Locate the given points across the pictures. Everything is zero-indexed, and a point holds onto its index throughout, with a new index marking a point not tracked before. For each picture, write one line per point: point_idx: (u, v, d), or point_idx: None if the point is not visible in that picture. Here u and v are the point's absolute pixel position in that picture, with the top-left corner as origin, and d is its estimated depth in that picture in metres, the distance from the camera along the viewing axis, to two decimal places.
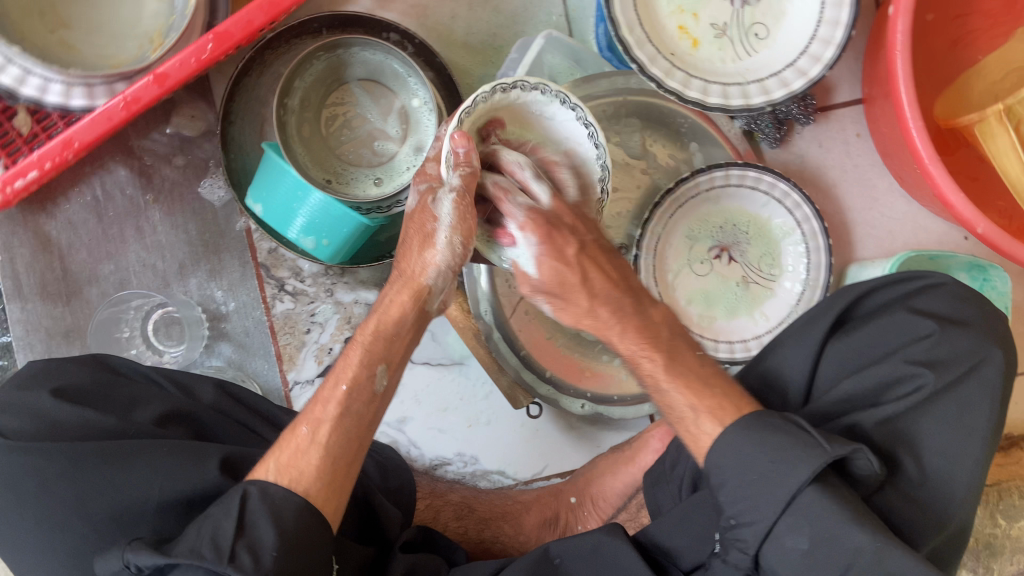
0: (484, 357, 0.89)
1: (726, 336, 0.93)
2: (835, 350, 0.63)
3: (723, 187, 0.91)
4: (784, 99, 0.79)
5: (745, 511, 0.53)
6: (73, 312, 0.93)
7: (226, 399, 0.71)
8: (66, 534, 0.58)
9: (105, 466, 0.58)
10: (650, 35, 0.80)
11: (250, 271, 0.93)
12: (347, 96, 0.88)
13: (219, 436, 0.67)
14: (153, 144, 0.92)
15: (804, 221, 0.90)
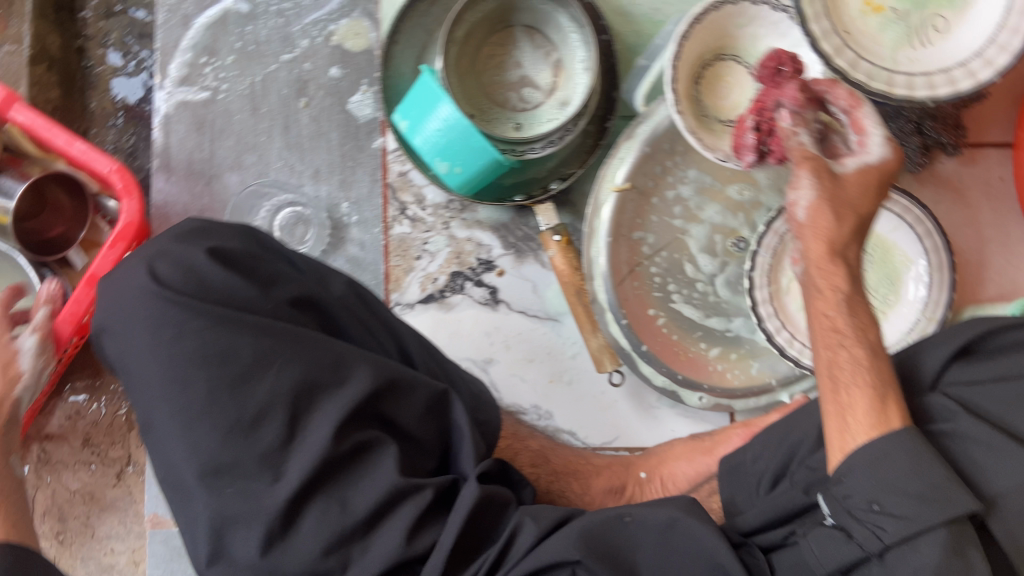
0: (582, 315, 0.89)
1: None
2: (959, 376, 0.66)
3: None
4: (949, 96, 0.81)
5: (893, 507, 0.57)
6: (211, 194, 0.97)
7: (353, 296, 0.73)
8: (186, 391, 0.62)
9: (240, 336, 0.63)
10: (828, 11, 0.82)
11: (378, 189, 0.97)
12: (507, 40, 0.91)
13: (344, 330, 0.71)
14: (317, 52, 0.97)
15: (932, 251, 0.90)
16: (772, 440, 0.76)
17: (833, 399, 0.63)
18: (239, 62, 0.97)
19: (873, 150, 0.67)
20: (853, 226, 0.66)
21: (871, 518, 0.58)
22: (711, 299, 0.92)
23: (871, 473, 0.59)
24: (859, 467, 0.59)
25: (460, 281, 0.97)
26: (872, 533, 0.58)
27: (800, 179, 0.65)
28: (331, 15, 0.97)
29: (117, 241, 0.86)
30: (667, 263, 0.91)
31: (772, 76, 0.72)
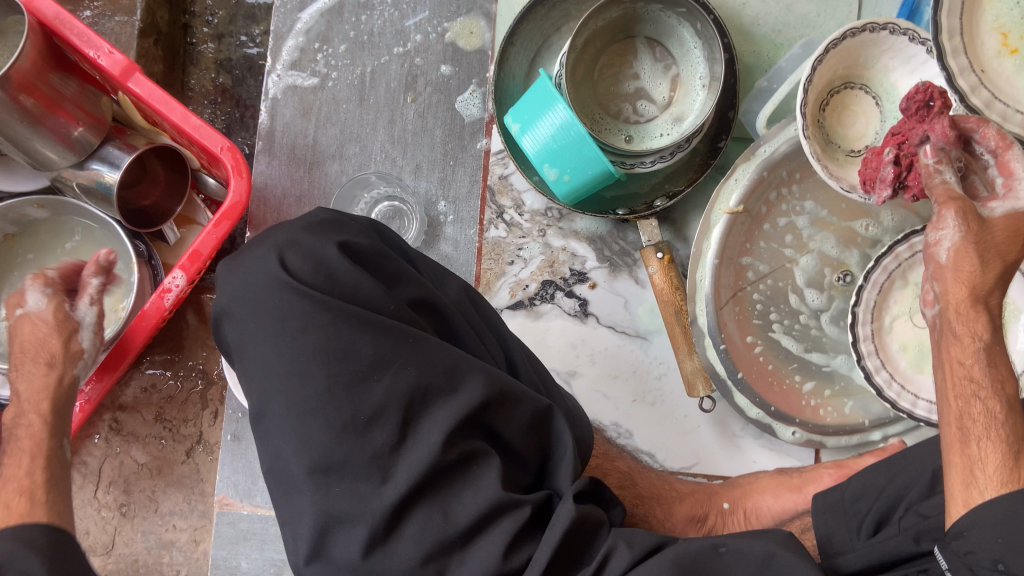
0: (679, 335, 0.86)
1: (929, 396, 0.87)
2: None
3: None
4: None
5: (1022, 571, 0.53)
6: (310, 181, 0.97)
7: (467, 301, 0.73)
8: (303, 384, 0.60)
9: (361, 335, 0.61)
10: (966, 46, 0.79)
11: (477, 190, 0.97)
12: (627, 50, 0.90)
13: (458, 337, 0.69)
14: (429, 48, 0.96)
15: None
16: (876, 482, 0.74)
17: (960, 450, 0.59)
18: (351, 51, 0.96)
19: (1023, 196, 0.63)
20: (998, 272, 0.63)
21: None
22: (811, 331, 0.90)
23: (996, 531, 0.54)
24: (985, 524, 0.55)
25: (550, 290, 0.96)
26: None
27: (944, 219, 0.63)
28: (448, 11, 0.96)
29: (222, 219, 0.86)
30: (770, 291, 0.89)
31: (919, 111, 0.70)
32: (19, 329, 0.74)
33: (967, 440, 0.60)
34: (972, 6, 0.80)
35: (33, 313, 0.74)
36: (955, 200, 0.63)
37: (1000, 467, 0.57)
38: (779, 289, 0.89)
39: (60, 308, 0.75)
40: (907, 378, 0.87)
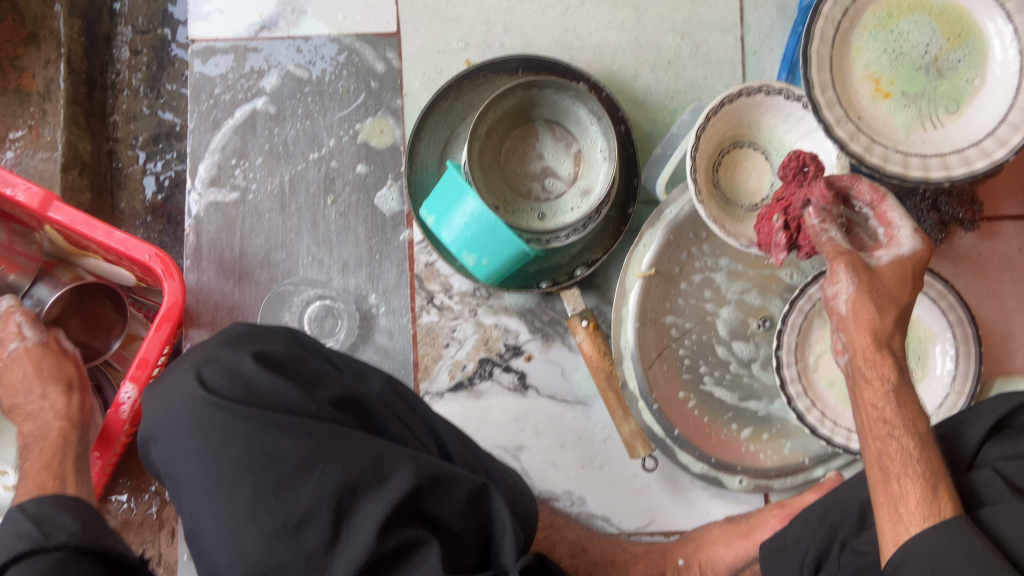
0: (612, 399, 0.88)
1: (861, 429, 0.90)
2: (992, 450, 0.68)
3: None
4: (965, 176, 0.82)
5: None
6: (242, 291, 0.99)
7: (392, 394, 0.75)
8: (231, 496, 0.61)
9: (283, 438, 0.62)
10: (839, 97, 0.84)
11: (405, 280, 0.99)
12: (530, 134, 0.94)
13: (383, 428, 0.70)
14: (343, 151, 1.00)
15: (956, 324, 0.91)
16: (812, 525, 0.76)
17: (883, 489, 0.62)
18: (268, 162, 1.00)
19: (904, 241, 0.67)
20: (894, 316, 0.67)
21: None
22: (741, 380, 0.93)
23: (924, 566, 0.56)
24: (913, 559, 0.56)
25: (488, 367, 0.98)
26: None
27: (836, 275, 0.67)
28: (357, 114, 1.00)
29: (161, 323, 0.88)
30: (695, 343, 0.92)
31: (800, 176, 0.75)
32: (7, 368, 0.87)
33: (888, 468, 0.62)
34: (841, 59, 0.86)
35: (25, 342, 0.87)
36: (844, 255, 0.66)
37: (920, 499, 0.59)
38: (706, 343, 0.92)
39: (52, 346, 0.89)
40: (839, 414, 0.90)
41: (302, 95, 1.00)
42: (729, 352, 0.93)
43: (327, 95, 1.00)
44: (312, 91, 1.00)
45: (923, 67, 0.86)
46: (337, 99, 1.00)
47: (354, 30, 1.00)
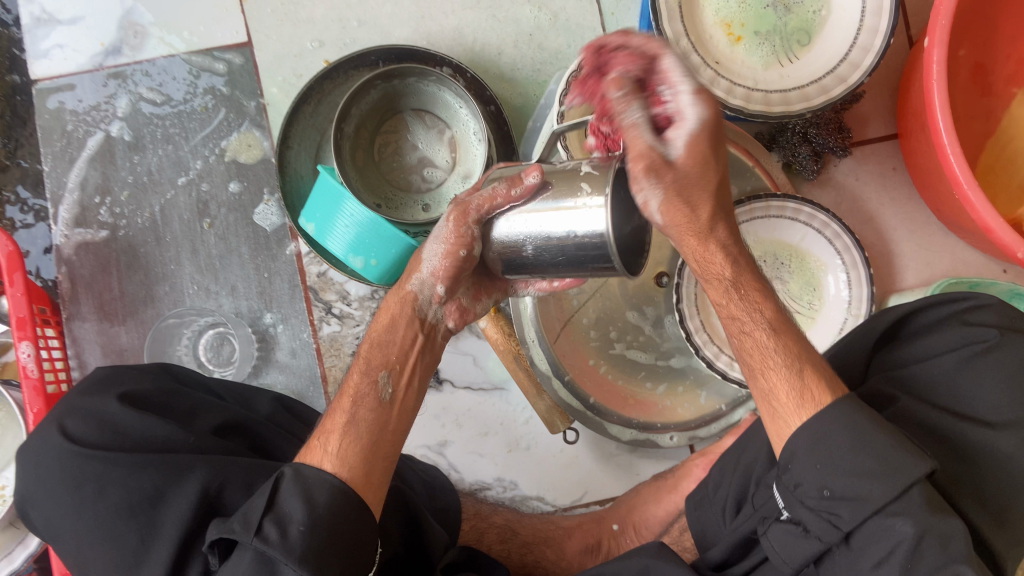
0: (523, 380, 0.85)
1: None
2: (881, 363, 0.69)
3: (760, 218, 0.93)
4: (824, 105, 0.84)
5: (844, 487, 0.52)
6: (128, 332, 0.96)
7: (279, 412, 0.75)
8: (117, 545, 0.58)
9: (160, 474, 0.59)
10: (694, 46, 0.86)
11: (299, 294, 0.96)
12: (399, 126, 0.93)
13: (276, 449, 0.69)
14: (212, 171, 0.96)
15: (845, 251, 0.92)
16: (729, 470, 0.77)
17: (759, 378, 0.59)
18: (135, 195, 0.96)
19: (687, 117, 0.52)
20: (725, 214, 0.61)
21: (824, 506, 0.53)
22: (649, 343, 0.92)
23: (814, 460, 0.54)
24: (804, 452, 0.55)
25: None
26: (827, 524, 0.53)
27: (640, 179, 0.52)
28: (220, 131, 0.96)
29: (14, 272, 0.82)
30: (597, 309, 0.91)
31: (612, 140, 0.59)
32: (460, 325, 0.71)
33: (766, 369, 0.59)
34: (690, 7, 0.86)
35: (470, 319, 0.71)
36: (643, 162, 0.52)
37: (797, 384, 0.57)
38: (609, 308, 0.91)
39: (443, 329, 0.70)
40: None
41: (158, 120, 0.97)
42: (635, 316, 0.91)
43: (185, 115, 0.96)
44: (168, 114, 0.97)
45: (771, 5, 0.87)
46: (196, 118, 0.96)
47: (204, 44, 0.96)
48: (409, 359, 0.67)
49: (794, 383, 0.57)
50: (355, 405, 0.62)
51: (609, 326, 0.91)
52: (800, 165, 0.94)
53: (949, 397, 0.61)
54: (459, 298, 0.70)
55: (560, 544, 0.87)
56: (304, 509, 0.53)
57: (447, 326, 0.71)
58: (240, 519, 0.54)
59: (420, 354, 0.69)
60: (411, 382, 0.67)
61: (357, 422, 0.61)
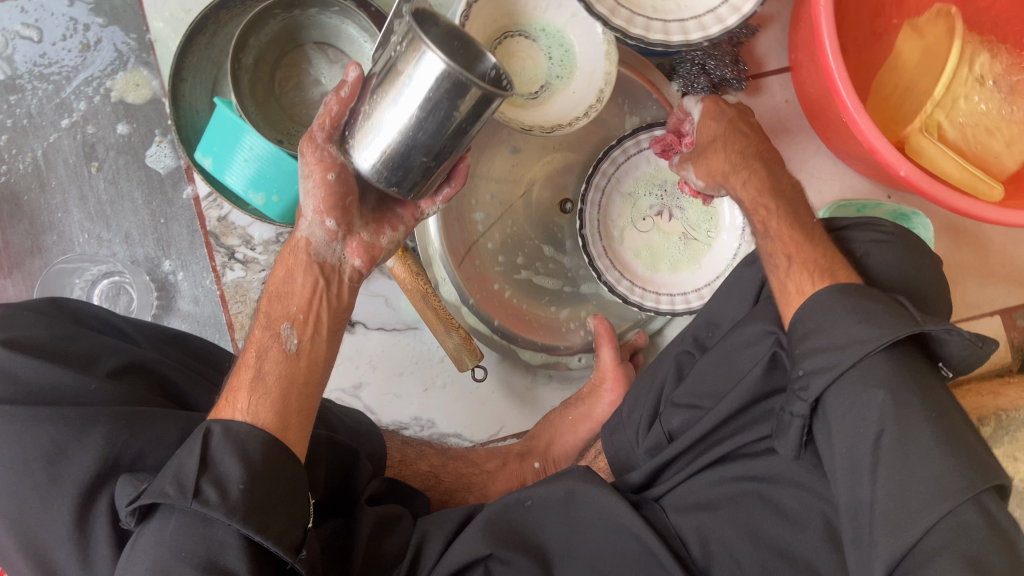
0: (432, 316, 0.83)
1: (667, 290, 0.94)
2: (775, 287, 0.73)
3: (657, 145, 0.92)
4: (721, 34, 0.85)
5: (822, 360, 0.60)
6: (16, 284, 0.91)
7: (178, 354, 0.73)
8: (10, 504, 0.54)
9: (63, 424, 0.55)
10: None
11: (199, 239, 0.92)
12: (303, 60, 0.89)
13: (178, 391, 0.68)
14: (97, 112, 0.91)
15: None
16: (643, 393, 0.79)
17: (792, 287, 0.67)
18: (13, 139, 0.90)
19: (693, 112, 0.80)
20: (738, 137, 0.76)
21: (799, 380, 0.61)
22: (555, 271, 0.95)
23: (820, 336, 0.61)
24: (810, 327, 0.63)
25: None
26: (796, 397, 0.61)
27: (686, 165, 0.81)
28: (103, 69, 0.91)
29: None
30: (506, 236, 0.93)
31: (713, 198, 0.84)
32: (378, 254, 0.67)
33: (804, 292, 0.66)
34: None
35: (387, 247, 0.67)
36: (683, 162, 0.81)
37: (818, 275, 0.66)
38: (515, 235, 0.93)
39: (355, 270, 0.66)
40: (646, 279, 0.93)
41: (33, 58, 0.90)
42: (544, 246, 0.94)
43: (64, 53, 0.90)
44: (45, 51, 0.90)
45: None
46: (76, 55, 0.90)
47: None
48: (313, 310, 0.63)
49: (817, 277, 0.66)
50: (259, 359, 0.60)
51: (518, 252, 0.93)
52: (695, 96, 0.93)
53: None
54: (360, 233, 0.65)
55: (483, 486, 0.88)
56: (241, 466, 0.53)
57: (355, 267, 0.66)
58: (173, 482, 0.51)
59: (323, 300, 0.64)
60: (319, 330, 0.63)
61: (265, 377, 0.59)
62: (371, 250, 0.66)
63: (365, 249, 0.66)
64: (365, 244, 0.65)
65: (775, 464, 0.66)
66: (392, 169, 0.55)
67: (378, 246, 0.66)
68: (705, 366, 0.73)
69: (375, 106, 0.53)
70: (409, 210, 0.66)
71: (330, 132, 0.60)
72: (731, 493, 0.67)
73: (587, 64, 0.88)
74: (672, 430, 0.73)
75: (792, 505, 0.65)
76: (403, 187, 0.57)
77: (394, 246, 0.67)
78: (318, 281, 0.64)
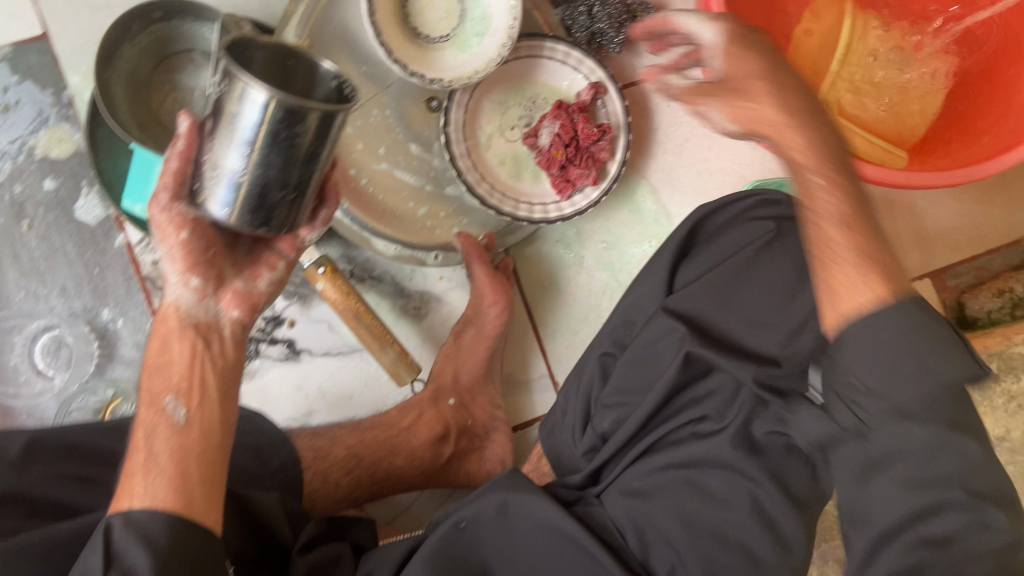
0: (365, 336, 0.86)
1: (529, 197, 0.99)
2: (684, 274, 0.78)
3: (520, 62, 0.98)
4: None
5: (871, 378, 0.56)
6: None
7: (40, 450, 0.69)
8: None
9: None
10: None
11: (136, 286, 0.93)
12: (187, 64, 0.88)
13: (56, 495, 0.68)
14: (22, 171, 0.92)
15: (611, 114, 0.98)
16: (572, 397, 0.82)
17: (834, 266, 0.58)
18: None
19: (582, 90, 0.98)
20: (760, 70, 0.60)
21: (848, 393, 0.57)
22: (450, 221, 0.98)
23: (864, 343, 0.56)
24: (854, 338, 0.56)
25: (251, 347, 0.94)
26: (849, 412, 0.58)
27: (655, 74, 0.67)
28: (24, 128, 0.92)
29: None
30: (394, 192, 0.94)
31: (565, 188, 0.98)
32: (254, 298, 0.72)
33: (837, 258, 0.58)
34: None
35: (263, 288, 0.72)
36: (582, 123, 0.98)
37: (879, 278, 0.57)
38: (379, 125, 0.93)
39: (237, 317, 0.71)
40: (509, 186, 0.98)
41: None
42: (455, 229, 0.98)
43: None
44: None
45: None
46: None
47: None
48: (195, 376, 0.65)
49: (855, 272, 0.57)
50: (148, 440, 0.62)
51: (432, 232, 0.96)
52: (574, 30, 1.00)
53: (744, 298, 0.73)
54: (232, 282, 0.70)
55: (408, 447, 0.91)
56: (147, 557, 0.56)
57: (235, 317, 0.70)
58: None
59: (205, 362, 0.67)
60: (205, 399, 0.65)
61: (156, 456, 0.61)
62: (248, 296, 0.71)
63: (242, 296, 0.71)
64: (240, 292, 0.70)
65: (700, 448, 0.69)
66: (253, 210, 0.62)
67: (255, 291, 0.71)
68: (624, 366, 0.76)
69: (219, 156, 0.60)
70: (285, 243, 0.72)
71: (177, 188, 0.63)
72: (662, 482, 0.70)
73: (494, 24, 0.91)
74: (603, 432, 0.76)
75: (720, 487, 0.68)
76: (270, 225, 0.64)
77: (274, 285, 0.73)
78: (196, 344, 0.67)
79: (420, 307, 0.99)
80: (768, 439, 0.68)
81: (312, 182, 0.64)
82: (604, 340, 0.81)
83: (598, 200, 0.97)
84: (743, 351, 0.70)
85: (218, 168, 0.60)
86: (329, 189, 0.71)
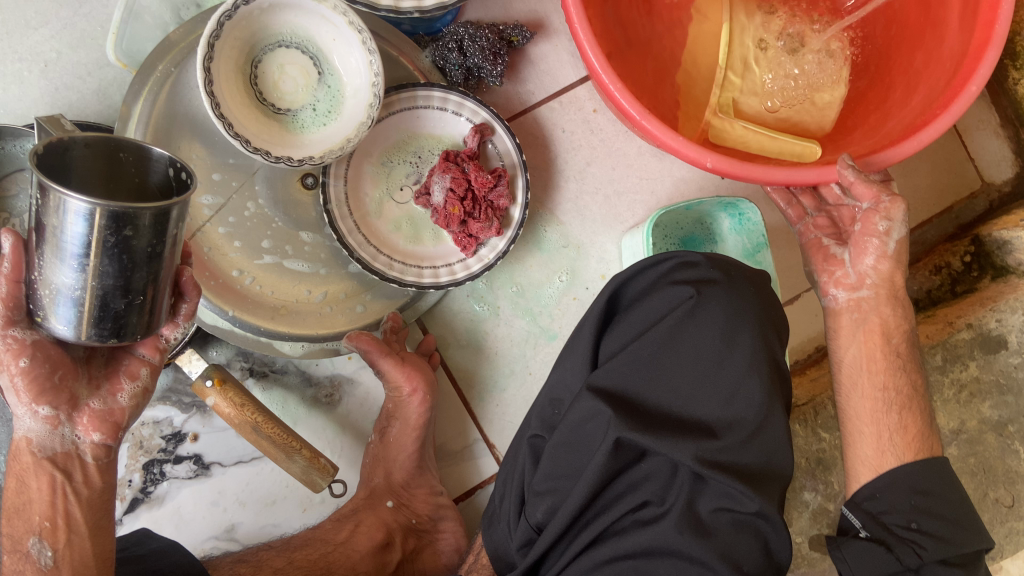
0: (268, 447, 0.79)
1: (431, 261, 0.93)
2: (609, 342, 0.72)
3: (397, 116, 0.90)
4: None
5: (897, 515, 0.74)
6: None
7: None
8: None
9: None
10: None
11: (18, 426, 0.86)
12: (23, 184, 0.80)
13: None
14: None
15: (505, 155, 0.91)
16: (508, 483, 0.75)
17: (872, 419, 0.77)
18: None
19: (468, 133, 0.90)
20: None
21: (908, 534, 0.73)
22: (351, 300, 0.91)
23: (893, 491, 0.75)
24: (888, 485, 0.75)
25: (156, 470, 0.88)
26: (909, 550, 0.72)
27: None
28: None
29: None
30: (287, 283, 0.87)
31: (468, 243, 0.90)
32: (122, 412, 0.68)
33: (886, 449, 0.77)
34: None
35: (131, 399, 0.68)
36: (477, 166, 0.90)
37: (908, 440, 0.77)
38: (255, 219, 0.86)
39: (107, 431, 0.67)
40: (408, 253, 0.92)
41: None
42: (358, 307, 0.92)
43: None
44: None
45: None
46: None
47: None
48: (59, 514, 0.67)
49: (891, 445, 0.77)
50: None
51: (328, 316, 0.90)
52: (449, 70, 0.91)
53: (672, 365, 0.67)
54: (89, 403, 0.66)
55: (348, 562, 0.88)
56: None
57: (97, 439, 0.67)
58: None
59: (68, 495, 0.67)
60: (76, 536, 0.68)
61: None
62: (114, 411, 0.68)
63: (106, 410, 0.67)
64: (101, 413, 0.67)
65: (644, 537, 0.64)
66: (99, 323, 0.57)
67: (120, 405, 0.68)
68: (554, 448, 0.68)
69: (47, 272, 0.55)
70: (147, 348, 0.68)
71: (12, 313, 0.59)
72: None
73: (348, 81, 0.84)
74: (538, 522, 0.69)
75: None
76: (123, 334, 0.58)
77: (138, 395, 0.68)
78: (54, 477, 0.66)
79: (332, 394, 0.93)
80: (714, 517, 0.64)
81: (166, 279, 0.58)
82: (534, 421, 0.74)
83: (505, 250, 0.91)
84: (678, 427, 0.65)
85: (49, 286, 0.55)
86: (186, 284, 0.66)
